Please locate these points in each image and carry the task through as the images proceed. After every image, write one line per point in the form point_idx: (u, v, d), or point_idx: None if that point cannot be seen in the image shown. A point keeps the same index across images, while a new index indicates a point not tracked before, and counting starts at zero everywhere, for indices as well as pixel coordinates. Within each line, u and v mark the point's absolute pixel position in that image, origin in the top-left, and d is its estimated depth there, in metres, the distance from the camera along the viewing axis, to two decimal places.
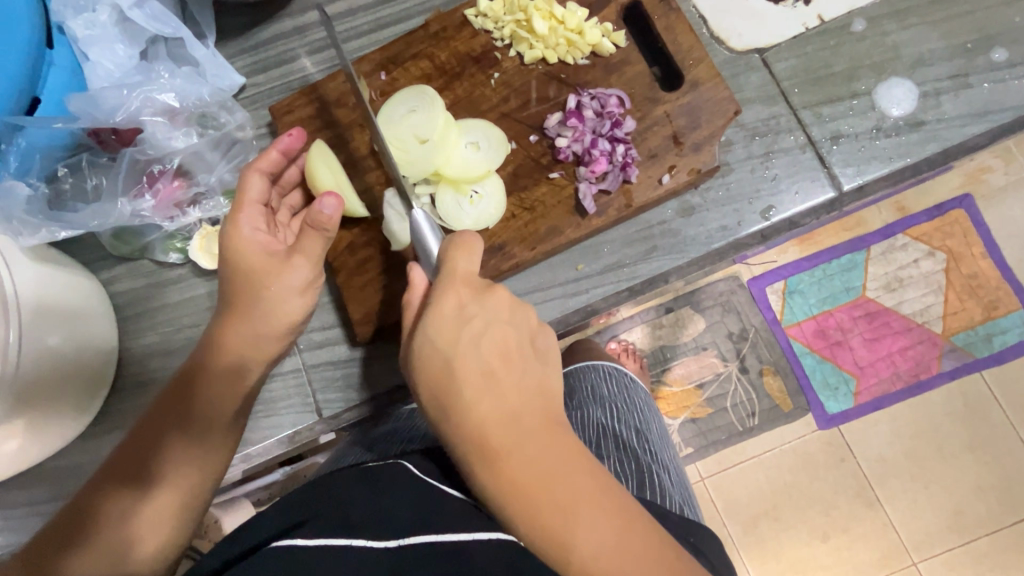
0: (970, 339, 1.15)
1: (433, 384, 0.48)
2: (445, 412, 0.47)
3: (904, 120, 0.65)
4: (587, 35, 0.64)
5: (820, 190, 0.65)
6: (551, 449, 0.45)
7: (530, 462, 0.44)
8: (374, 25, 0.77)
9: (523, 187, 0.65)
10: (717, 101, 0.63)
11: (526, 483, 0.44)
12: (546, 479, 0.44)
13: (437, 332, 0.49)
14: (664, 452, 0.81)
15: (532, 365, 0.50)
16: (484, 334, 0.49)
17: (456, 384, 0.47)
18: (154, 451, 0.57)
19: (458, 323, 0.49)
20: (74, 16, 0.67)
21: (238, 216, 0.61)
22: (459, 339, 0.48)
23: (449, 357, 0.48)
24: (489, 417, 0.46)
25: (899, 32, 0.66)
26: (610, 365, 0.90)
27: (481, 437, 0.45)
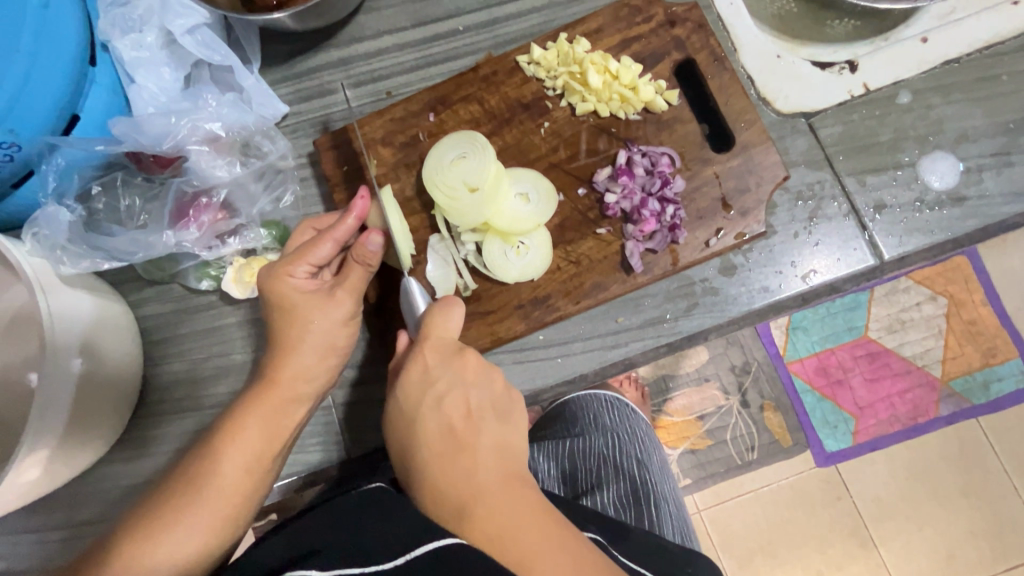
0: (969, 384, 1.14)
1: (404, 447, 0.52)
2: (415, 474, 0.50)
3: (946, 194, 0.66)
4: (641, 92, 0.65)
5: (860, 257, 0.66)
6: (509, 499, 0.46)
7: (499, 515, 0.45)
8: (421, 62, 0.77)
9: (569, 240, 0.65)
10: (766, 166, 0.64)
11: (489, 534, 0.45)
12: (505, 530, 0.44)
13: (404, 400, 0.53)
14: (666, 484, 0.78)
15: (493, 425, 0.52)
16: (449, 395, 0.52)
17: (422, 446, 0.51)
18: (193, 483, 0.55)
19: (422, 387, 0.53)
20: (122, 37, 0.66)
21: (290, 264, 0.59)
22: (423, 403, 0.52)
23: (416, 416, 0.52)
24: (449, 475, 0.48)
25: (943, 106, 0.68)
26: (612, 395, 0.87)
27: (446, 494, 0.48)
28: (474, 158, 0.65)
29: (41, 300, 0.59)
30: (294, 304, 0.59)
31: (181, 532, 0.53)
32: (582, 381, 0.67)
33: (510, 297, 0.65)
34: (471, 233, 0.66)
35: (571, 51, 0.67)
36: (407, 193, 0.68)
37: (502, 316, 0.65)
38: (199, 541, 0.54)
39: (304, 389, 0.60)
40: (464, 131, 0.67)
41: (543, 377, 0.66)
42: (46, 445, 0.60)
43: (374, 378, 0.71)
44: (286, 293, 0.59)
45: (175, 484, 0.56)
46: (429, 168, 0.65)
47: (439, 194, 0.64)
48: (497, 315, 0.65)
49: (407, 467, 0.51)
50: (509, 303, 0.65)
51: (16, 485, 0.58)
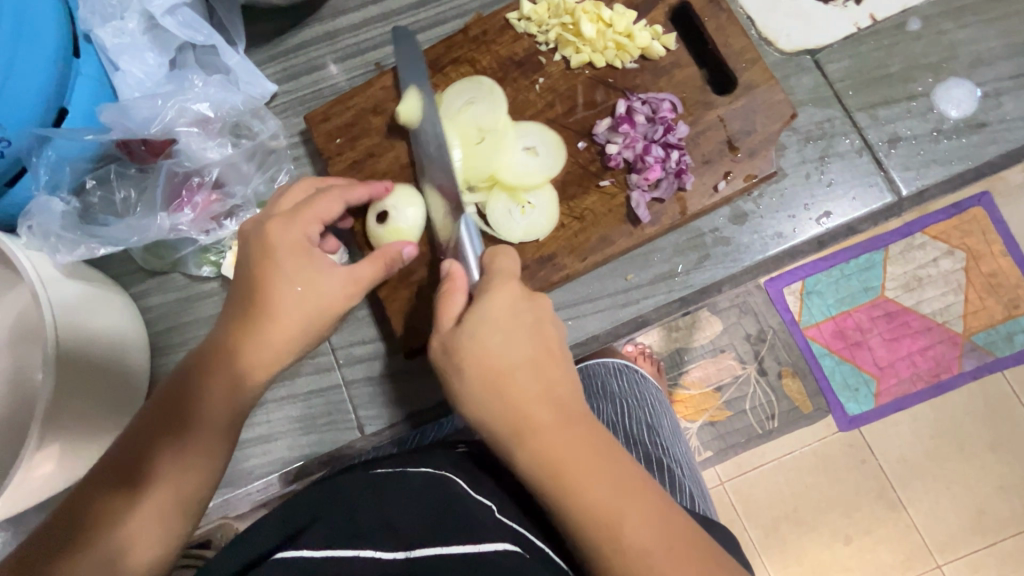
0: (991, 338, 1.10)
1: (482, 376, 0.44)
2: (493, 392, 0.44)
3: (964, 121, 0.63)
4: (636, 38, 0.62)
5: (878, 195, 0.63)
6: (585, 444, 0.41)
7: (578, 453, 0.41)
8: (408, 30, 0.75)
9: (572, 195, 0.63)
10: (772, 105, 0.62)
11: (567, 467, 0.40)
12: (587, 468, 0.40)
13: (492, 322, 0.46)
14: (677, 449, 0.74)
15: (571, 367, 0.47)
16: (534, 325, 0.47)
17: (504, 366, 0.44)
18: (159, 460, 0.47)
19: (509, 310, 0.46)
20: (103, 24, 0.64)
21: (308, 220, 0.52)
22: (509, 327, 0.46)
23: (499, 339, 0.45)
24: (532, 403, 0.43)
25: (955, 31, 0.64)
26: (619, 360, 0.81)
27: (520, 418, 0.42)
28: (482, 103, 0.65)
29: (40, 290, 0.58)
30: (286, 263, 0.51)
31: (156, 533, 0.46)
32: (594, 342, 0.66)
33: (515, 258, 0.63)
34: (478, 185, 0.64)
35: (562, 2, 0.64)
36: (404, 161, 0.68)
37: None
38: (166, 536, 0.46)
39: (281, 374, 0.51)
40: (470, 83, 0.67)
41: None
42: (58, 440, 0.59)
43: (384, 353, 0.71)
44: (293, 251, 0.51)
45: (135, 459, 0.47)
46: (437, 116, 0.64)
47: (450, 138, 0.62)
48: None
49: (480, 383, 0.44)
50: None
51: (31, 483, 0.57)
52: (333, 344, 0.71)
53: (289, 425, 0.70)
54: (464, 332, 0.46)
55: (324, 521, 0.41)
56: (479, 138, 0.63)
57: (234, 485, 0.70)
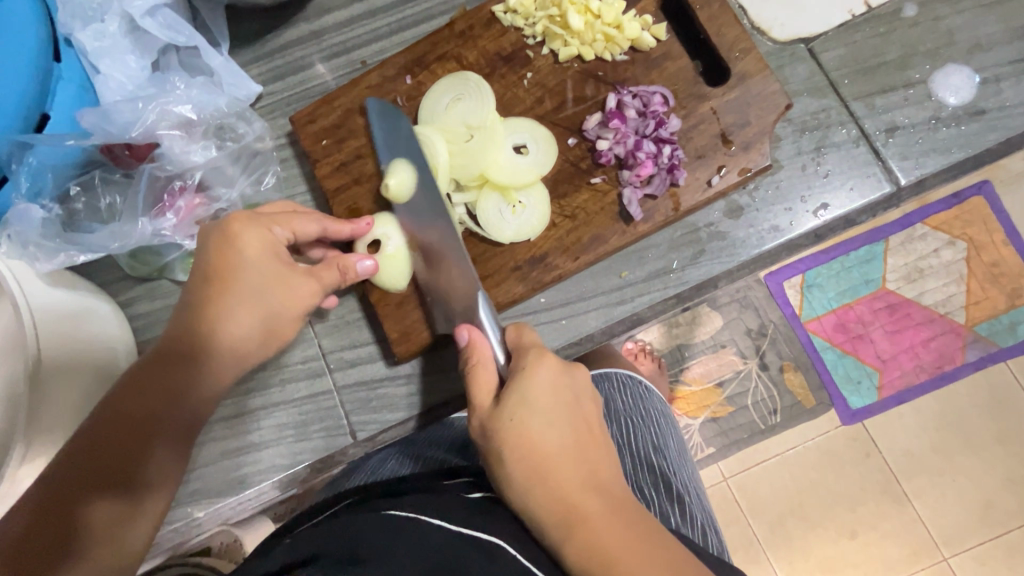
0: (994, 328, 1.08)
1: (525, 463, 0.46)
2: (528, 488, 0.46)
3: (963, 109, 0.62)
4: (626, 29, 0.61)
5: (876, 186, 0.62)
6: (630, 527, 0.44)
7: (617, 540, 0.43)
8: (395, 27, 0.74)
9: (563, 193, 0.62)
10: (766, 96, 0.60)
11: (611, 558, 0.42)
12: (636, 553, 0.43)
13: (535, 403, 0.48)
14: (682, 474, 0.70)
15: (600, 444, 0.50)
16: (562, 409, 0.49)
17: (540, 460, 0.46)
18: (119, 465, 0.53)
19: (540, 397, 0.49)
20: (83, 28, 0.63)
21: (275, 221, 0.58)
22: (540, 414, 0.48)
23: (528, 429, 0.47)
24: (569, 490, 0.45)
25: (953, 16, 0.63)
26: (623, 373, 0.75)
27: (567, 507, 0.45)
28: (468, 98, 0.63)
29: (21, 300, 0.58)
30: (250, 257, 0.56)
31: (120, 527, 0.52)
32: (589, 342, 0.64)
33: (507, 259, 0.62)
34: (467, 185, 0.62)
35: None
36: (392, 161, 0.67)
37: (500, 280, 0.62)
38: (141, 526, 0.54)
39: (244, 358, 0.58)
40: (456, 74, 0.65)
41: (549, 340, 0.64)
42: (43, 453, 0.57)
43: (376, 357, 0.69)
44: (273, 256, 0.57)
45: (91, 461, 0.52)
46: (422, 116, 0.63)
47: (439, 139, 0.61)
48: (494, 280, 0.62)
49: (517, 473, 0.46)
50: (506, 266, 0.62)
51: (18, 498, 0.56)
52: (324, 349, 0.70)
53: (280, 432, 0.69)
54: (507, 412, 0.48)
55: (333, 550, 0.41)
56: (468, 135, 0.62)
57: (224, 493, 0.69)
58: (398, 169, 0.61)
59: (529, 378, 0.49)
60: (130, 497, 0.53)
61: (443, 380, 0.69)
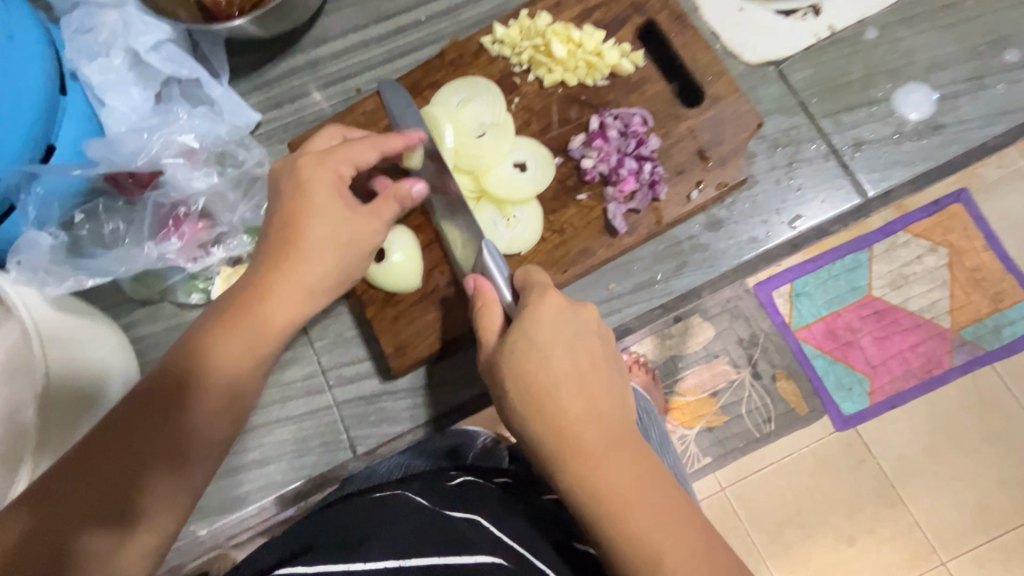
0: (979, 332, 1.11)
1: (528, 394, 0.47)
2: (537, 413, 0.47)
3: (924, 123, 0.66)
4: (606, 57, 0.65)
5: (846, 197, 0.65)
6: (624, 464, 0.45)
7: (617, 477, 0.45)
8: (388, 56, 0.78)
9: (551, 209, 0.65)
10: (739, 114, 0.64)
11: (611, 493, 0.44)
12: (622, 490, 0.44)
13: (551, 333, 0.49)
14: (667, 459, 0.73)
15: (614, 379, 0.50)
16: (576, 341, 0.49)
17: (549, 389, 0.47)
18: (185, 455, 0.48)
19: (553, 328, 0.49)
20: (89, 63, 0.67)
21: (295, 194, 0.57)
22: (555, 346, 0.48)
23: (544, 360, 0.48)
24: (577, 422, 0.46)
25: (911, 38, 0.67)
26: None
27: (565, 438, 0.46)
28: (479, 99, 0.67)
29: (30, 324, 0.59)
30: (321, 200, 0.55)
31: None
32: None
33: None
34: (467, 192, 0.64)
35: (532, 25, 0.66)
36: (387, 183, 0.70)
37: None
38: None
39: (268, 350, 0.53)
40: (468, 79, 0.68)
41: None
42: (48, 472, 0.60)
43: (375, 372, 0.71)
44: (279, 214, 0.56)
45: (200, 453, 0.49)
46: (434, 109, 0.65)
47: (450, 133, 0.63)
48: None
49: (527, 397, 0.47)
50: None
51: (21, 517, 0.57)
52: (323, 365, 0.72)
53: (281, 448, 0.71)
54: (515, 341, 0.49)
55: (325, 543, 0.43)
56: (478, 134, 0.65)
57: (227, 510, 0.70)
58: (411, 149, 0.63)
59: (534, 318, 0.49)
60: (118, 529, 0.44)
61: (440, 392, 0.71)
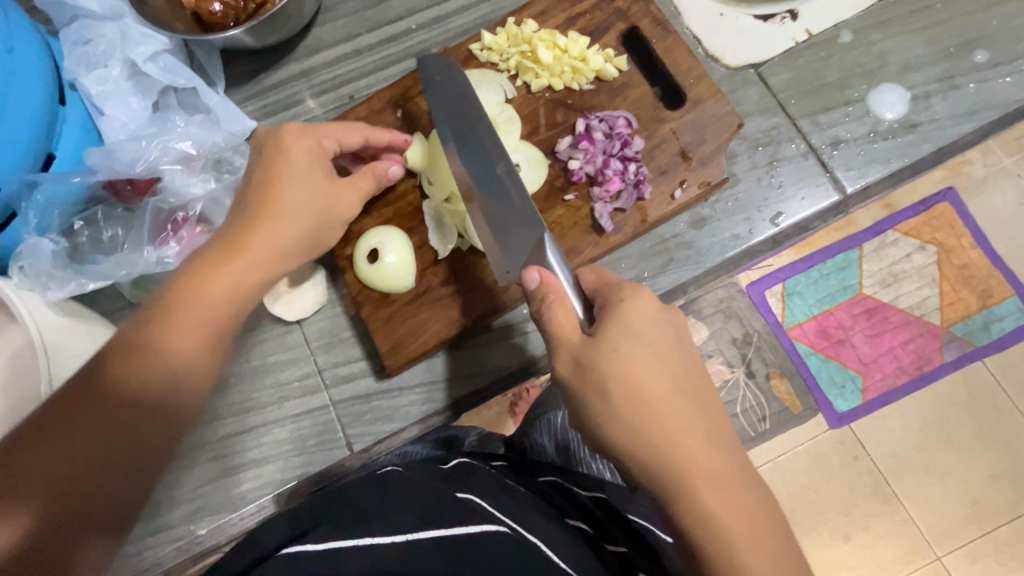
0: (969, 328, 1.13)
1: (622, 410, 0.48)
2: (618, 424, 0.48)
3: (899, 122, 0.68)
4: (590, 61, 0.67)
5: (825, 194, 0.67)
6: (726, 490, 0.46)
7: (717, 504, 0.46)
8: (380, 64, 0.80)
9: (539, 209, 0.67)
10: (720, 116, 0.66)
11: (713, 516, 0.45)
12: (731, 523, 0.45)
13: (646, 352, 0.49)
14: None
15: (710, 401, 0.50)
16: (666, 362, 0.49)
17: (645, 412, 0.47)
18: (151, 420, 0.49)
19: (638, 340, 0.49)
20: (87, 73, 0.69)
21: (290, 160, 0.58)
22: (647, 362, 0.49)
23: (637, 377, 0.48)
24: (683, 445, 0.47)
25: (884, 40, 0.70)
26: None
27: (672, 454, 0.46)
28: (479, 91, 0.69)
29: (37, 336, 0.61)
30: (298, 169, 0.58)
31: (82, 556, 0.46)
32: None
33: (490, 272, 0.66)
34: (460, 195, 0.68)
35: (519, 32, 0.69)
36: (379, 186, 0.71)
37: None
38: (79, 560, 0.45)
39: (213, 319, 0.51)
40: (469, 72, 0.70)
41: None
42: None
43: (371, 372, 0.73)
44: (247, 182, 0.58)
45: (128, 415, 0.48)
46: None
47: None
48: None
49: (616, 418, 0.48)
50: None
51: None
52: (320, 365, 0.74)
53: (280, 447, 0.72)
54: (606, 347, 0.49)
55: (331, 519, 0.43)
56: None
57: (227, 509, 0.71)
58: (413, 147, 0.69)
59: (629, 333, 0.49)
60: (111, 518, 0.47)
61: (436, 390, 0.72)
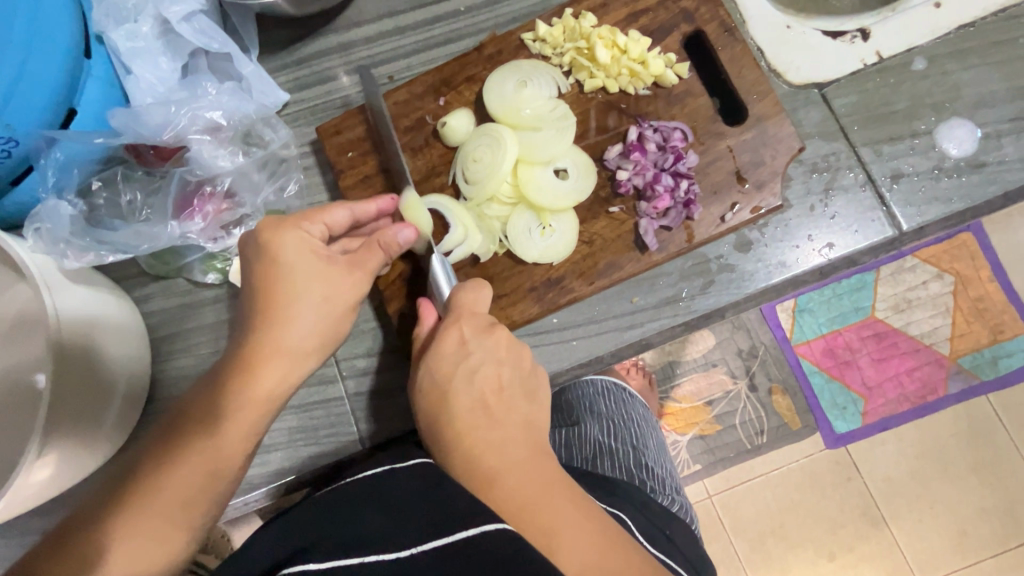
0: (977, 361, 1.11)
1: (434, 422, 0.51)
2: (443, 445, 0.49)
3: (965, 160, 0.65)
4: (650, 66, 0.64)
5: (880, 230, 0.65)
6: (535, 477, 0.46)
7: (522, 485, 0.46)
8: (423, 44, 0.76)
9: (582, 219, 0.64)
10: (780, 137, 0.63)
11: (517, 507, 0.45)
12: (538, 502, 0.45)
13: (439, 362, 0.52)
14: (659, 462, 0.75)
15: (523, 402, 0.52)
16: (482, 368, 0.52)
17: (458, 427, 0.49)
18: (212, 432, 0.52)
19: (458, 356, 0.52)
20: (116, 27, 0.64)
21: (305, 218, 0.56)
22: (457, 376, 0.51)
23: (447, 385, 0.51)
24: (480, 447, 0.48)
25: (960, 71, 0.66)
26: (609, 381, 0.83)
27: (471, 458, 0.48)
28: (535, 85, 0.65)
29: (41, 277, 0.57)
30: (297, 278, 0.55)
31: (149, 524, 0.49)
32: (598, 363, 0.66)
33: (524, 279, 0.64)
34: (505, 197, 0.65)
35: (577, 26, 0.65)
36: (414, 177, 0.67)
37: (515, 299, 0.64)
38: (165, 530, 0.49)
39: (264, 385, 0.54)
40: (528, 62, 0.66)
41: (561, 359, 0.65)
42: (59, 445, 0.57)
43: (386, 367, 0.71)
44: (259, 247, 0.56)
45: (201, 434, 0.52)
46: (490, 97, 0.65)
47: (501, 128, 0.64)
48: (511, 299, 0.64)
49: (436, 429, 0.50)
50: (523, 285, 0.64)
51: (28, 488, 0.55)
52: (337, 355, 0.71)
53: (289, 436, 0.70)
54: (425, 369, 0.52)
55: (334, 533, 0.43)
56: (531, 129, 0.64)
57: (231, 496, 0.69)
58: (459, 117, 0.66)
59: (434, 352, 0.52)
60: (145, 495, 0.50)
61: None
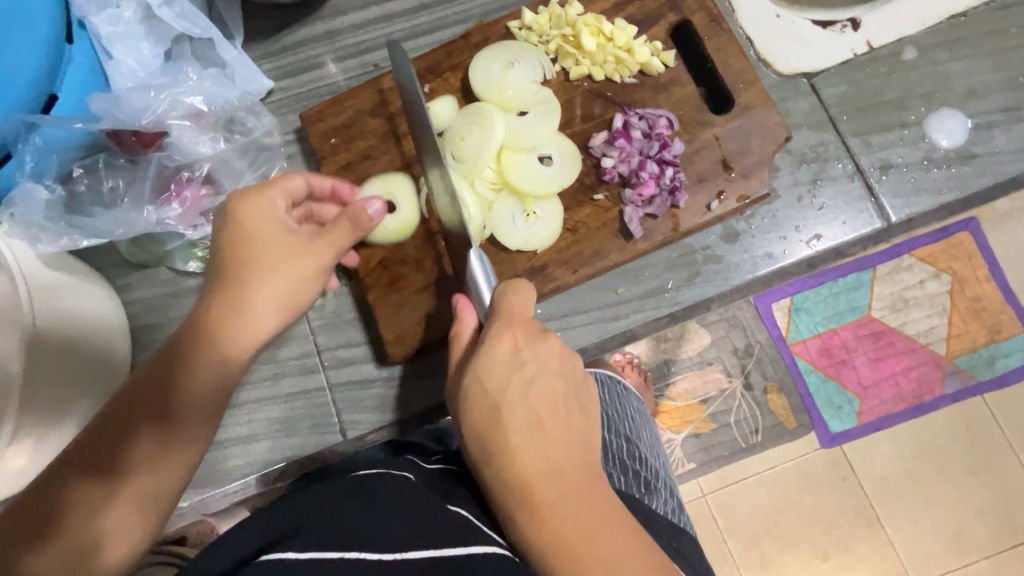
0: (973, 361, 1.09)
1: (481, 435, 0.44)
2: (489, 460, 0.43)
3: (955, 151, 0.64)
4: (636, 53, 0.63)
5: (869, 221, 0.64)
6: (585, 504, 0.42)
7: (572, 518, 0.41)
8: (409, 32, 0.75)
9: (566, 206, 0.63)
10: (768, 126, 0.62)
11: (569, 540, 0.40)
12: (590, 534, 0.41)
13: (492, 372, 0.45)
14: (653, 457, 0.73)
15: (577, 419, 0.46)
16: (536, 382, 0.45)
17: (507, 445, 0.43)
18: (192, 423, 0.50)
19: (512, 366, 0.45)
20: (98, 11, 0.62)
21: (266, 187, 0.54)
22: (511, 387, 0.44)
23: (497, 399, 0.44)
24: (534, 469, 0.42)
25: (950, 61, 0.65)
26: (603, 372, 0.79)
27: (521, 482, 0.42)
28: (521, 69, 0.64)
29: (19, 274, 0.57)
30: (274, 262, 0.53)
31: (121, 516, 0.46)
32: (582, 354, 0.66)
33: (507, 267, 0.63)
34: (489, 182, 0.63)
35: (563, 14, 0.64)
36: None
37: None
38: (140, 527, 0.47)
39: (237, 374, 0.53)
40: (515, 45, 0.65)
41: None
42: (31, 433, 0.57)
43: (369, 357, 0.70)
44: None
45: (192, 421, 0.50)
46: (477, 79, 0.64)
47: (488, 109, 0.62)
48: None
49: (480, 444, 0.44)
50: (506, 274, 0.63)
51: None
52: (319, 346, 0.71)
53: (270, 426, 0.69)
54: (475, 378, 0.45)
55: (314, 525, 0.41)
56: (517, 113, 0.63)
57: (210, 485, 0.69)
58: (442, 103, 0.65)
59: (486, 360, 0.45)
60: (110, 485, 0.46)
61: (435, 383, 0.70)
